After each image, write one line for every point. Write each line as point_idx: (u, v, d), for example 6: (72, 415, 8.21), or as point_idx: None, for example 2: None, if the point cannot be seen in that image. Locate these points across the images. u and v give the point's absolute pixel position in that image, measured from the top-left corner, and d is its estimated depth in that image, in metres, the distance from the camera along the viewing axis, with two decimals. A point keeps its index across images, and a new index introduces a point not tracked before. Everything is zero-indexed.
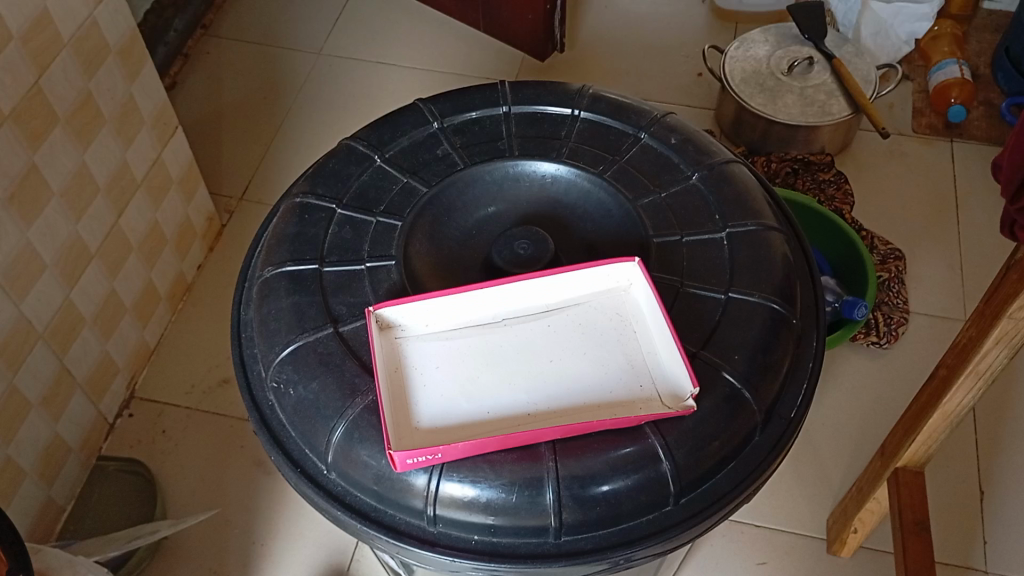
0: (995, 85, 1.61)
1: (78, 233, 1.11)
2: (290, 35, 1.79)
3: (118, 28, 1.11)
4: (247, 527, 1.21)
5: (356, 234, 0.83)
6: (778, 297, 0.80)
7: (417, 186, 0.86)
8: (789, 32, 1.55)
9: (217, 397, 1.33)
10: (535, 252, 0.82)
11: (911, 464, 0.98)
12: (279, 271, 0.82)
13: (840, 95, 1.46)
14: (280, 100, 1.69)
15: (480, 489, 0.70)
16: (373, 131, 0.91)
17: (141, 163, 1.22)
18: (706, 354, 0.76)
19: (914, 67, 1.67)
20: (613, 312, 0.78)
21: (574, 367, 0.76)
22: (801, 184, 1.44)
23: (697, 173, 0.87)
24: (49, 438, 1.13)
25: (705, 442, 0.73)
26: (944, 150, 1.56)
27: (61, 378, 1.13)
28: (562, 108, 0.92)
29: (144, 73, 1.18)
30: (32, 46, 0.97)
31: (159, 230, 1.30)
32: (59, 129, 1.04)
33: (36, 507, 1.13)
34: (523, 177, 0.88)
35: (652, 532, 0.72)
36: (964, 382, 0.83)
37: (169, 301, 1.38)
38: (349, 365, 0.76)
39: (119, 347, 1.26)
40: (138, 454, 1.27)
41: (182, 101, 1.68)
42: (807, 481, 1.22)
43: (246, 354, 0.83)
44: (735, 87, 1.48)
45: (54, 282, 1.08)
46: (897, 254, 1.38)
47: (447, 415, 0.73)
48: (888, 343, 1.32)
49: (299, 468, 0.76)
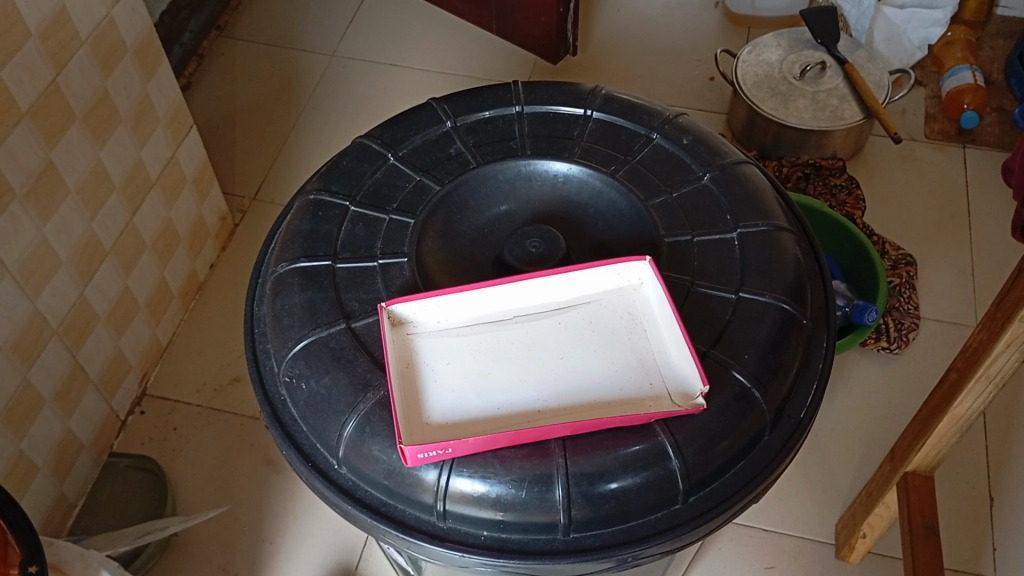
0: (1009, 92, 1.60)
1: (93, 230, 1.12)
2: (303, 37, 1.80)
3: (135, 27, 1.12)
4: (256, 525, 1.21)
5: (368, 231, 0.83)
6: (788, 297, 0.80)
7: (430, 185, 0.86)
8: (801, 37, 1.55)
9: (228, 396, 1.33)
10: (546, 250, 0.83)
11: (921, 468, 0.97)
12: (292, 268, 0.83)
13: (852, 100, 1.46)
14: (293, 101, 1.70)
15: (490, 485, 0.71)
16: (387, 130, 0.92)
17: (155, 162, 1.22)
18: (716, 353, 0.76)
19: (927, 73, 1.66)
20: (623, 311, 0.78)
21: (584, 364, 0.76)
22: (812, 188, 1.45)
23: (708, 173, 0.87)
24: (61, 434, 1.14)
25: (714, 441, 0.73)
26: (957, 156, 1.55)
27: (74, 374, 1.14)
28: (575, 108, 0.92)
29: (159, 73, 1.19)
30: (50, 44, 0.98)
31: (172, 228, 1.31)
32: (75, 127, 1.05)
33: (48, 502, 1.14)
34: (535, 177, 0.89)
35: (661, 530, 0.72)
36: (975, 385, 0.83)
37: (182, 298, 1.38)
38: (361, 361, 0.76)
39: (132, 344, 1.27)
40: (149, 451, 1.28)
41: (197, 102, 1.70)
42: (816, 486, 1.22)
43: (259, 349, 0.83)
44: (747, 91, 1.48)
45: (69, 278, 1.09)
46: (908, 259, 1.38)
47: (458, 411, 0.73)
48: (898, 348, 1.32)
49: (310, 463, 0.77)
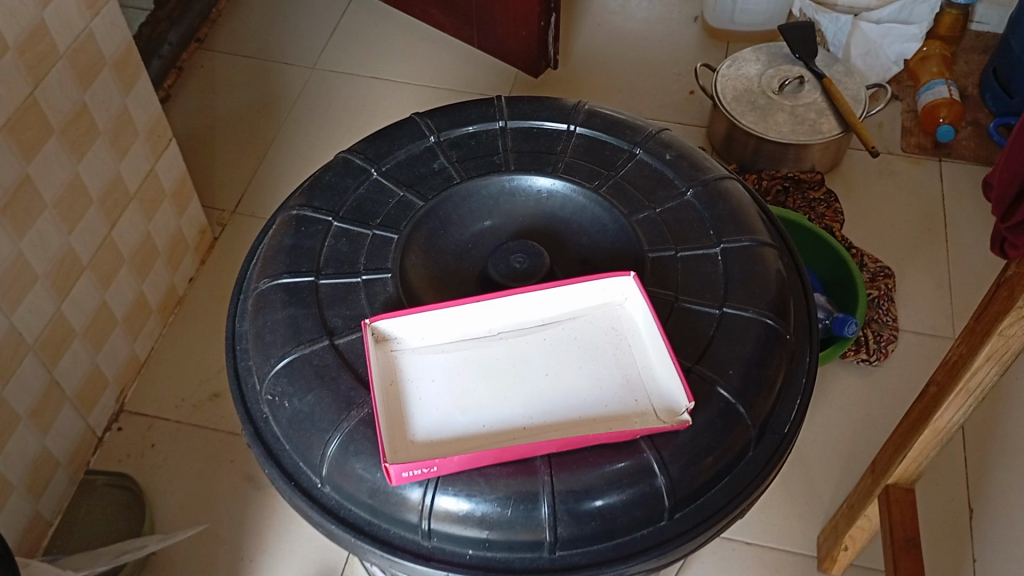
0: (983, 106, 1.63)
1: (71, 245, 1.11)
2: (283, 49, 1.80)
3: (114, 40, 1.12)
4: (235, 543, 1.20)
5: (351, 247, 0.83)
6: (772, 313, 0.81)
7: (413, 200, 0.87)
8: (780, 52, 1.56)
9: (207, 412, 1.32)
10: (531, 265, 0.83)
11: (902, 481, 0.98)
12: (274, 284, 0.83)
13: (830, 114, 1.47)
14: (274, 113, 1.69)
15: (475, 503, 0.71)
16: (369, 145, 0.92)
17: (134, 176, 1.21)
18: (701, 368, 0.77)
19: (903, 87, 1.68)
20: (609, 326, 0.79)
21: (571, 382, 0.76)
22: (791, 202, 1.46)
23: (691, 189, 0.87)
24: (38, 452, 1.12)
25: (701, 456, 0.73)
26: (933, 169, 1.57)
27: (50, 390, 1.12)
28: (558, 124, 0.93)
29: (139, 85, 1.18)
30: (27, 57, 0.97)
31: (151, 242, 1.29)
32: (53, 140, 1.04)
33: (23, 521, 1.12)
34: (519, 192, 0.89)
35: (647, 547, 0.72)
36: (954, 399, 0.83)
37: (160, 313, 1.37)
38: (344, 379, 0.76)
39: (110, 360, 1.25)
40: (127, 468, 1.26)
41: (176, 115, 1.68)
42: (798, 498, 1.22)
43: (240, 366, 0.83)
44: (727, 105, 1.49)
45: (45, 294, 1.08)
46: (886, 271, 1.40)
47: (443, 429, 0.73)
48: (877, 360, 1.33)
49: (292, 481, 0.76)
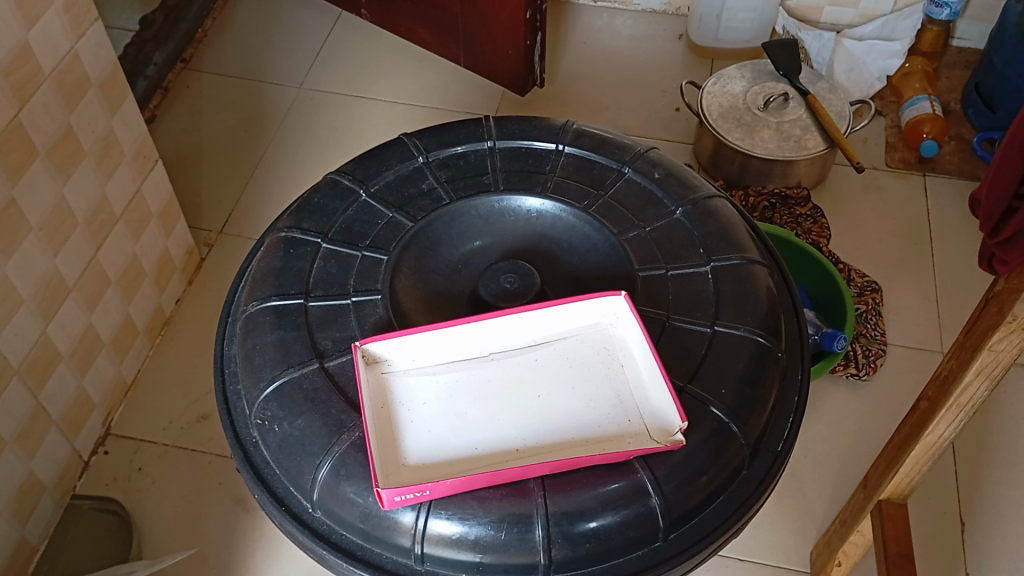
0: (966, 121, 1.64)
1: (57, 267, 1.10)
2: (270, 69, 1.80)
3: (100, 61, 1.11)
4: (225, 567, 1.18)
5: (341, 268, 0.84)
6: (763, 331, 0.81)
7: (403, 221, 0.87)
8: (764, 69, 1.57)
9: (195, 434, 1.30)
10: (521, 285, 0.84)
11: (895, 496, 0.98)
12: (264, 306, 0.83)
13: (815, 130, 1.48)
14: (260, 133, 1.69)
15: (468, 526, 0.71)
16: (358, 166, 0.92)
17: (120, 197, 1.21)
18: (694, 388, 0.77)
19: (887, 103, 1.69)
20: (600, 347, 0.80)
21: (563, 402, 0.78)
22: (778, 218, 1.48)
23: (681, 208, 0.88)
24: (24, 476, 1.11)
25: (694, 477, 0.73)
26: (918, 184, 1.58)
27: (36, 414, 1.11)
28: (546, 143, 0.93)
29: (125, 106, 1.18)
30: (13, 79, 0.96)
31: (137, 264, 1.28)
32: (38, 163, 1.03)
33: (9, 548, 1.10)
34: (509, 213, 0.90)
35: (642, 568, 0.72)
36: (946, 414, 0.83)
37: (147, 335, 1.36)
38: (335, 402, 0.76)
39: (96, 383, 1.24)
40: (114, 492, 1.24)
41: (162, 134, 1.68)
42: (792, 515, 1.22)
43: (229, 390, 0.83)
44: (713, 121, 1.50)
45: (31, 317, 1.06)
46: (874, 285, 1.41)
47: (435, 452, 0.74)
48: (867, 374, 1.34)
49: (284, 506, 0.76)
